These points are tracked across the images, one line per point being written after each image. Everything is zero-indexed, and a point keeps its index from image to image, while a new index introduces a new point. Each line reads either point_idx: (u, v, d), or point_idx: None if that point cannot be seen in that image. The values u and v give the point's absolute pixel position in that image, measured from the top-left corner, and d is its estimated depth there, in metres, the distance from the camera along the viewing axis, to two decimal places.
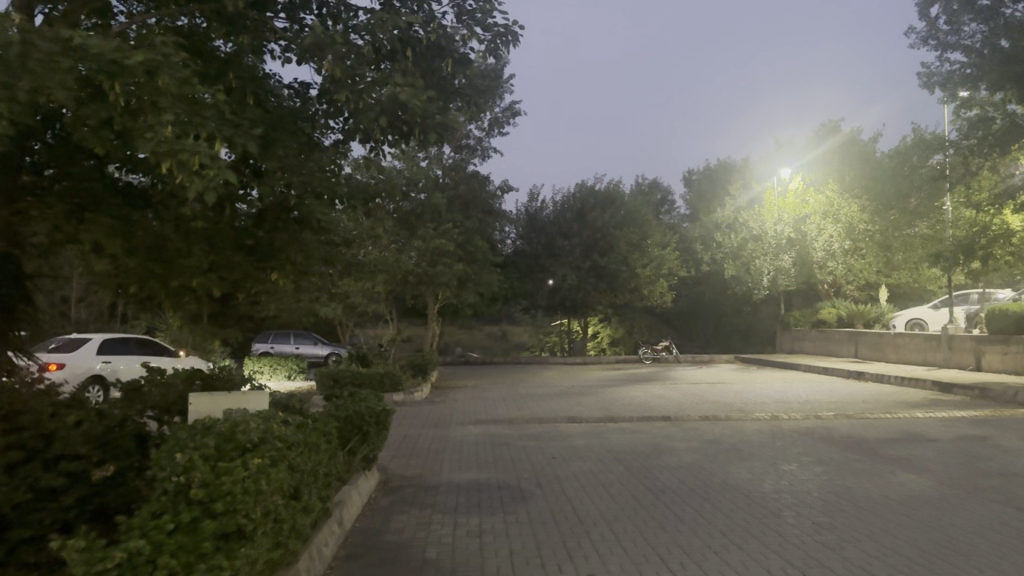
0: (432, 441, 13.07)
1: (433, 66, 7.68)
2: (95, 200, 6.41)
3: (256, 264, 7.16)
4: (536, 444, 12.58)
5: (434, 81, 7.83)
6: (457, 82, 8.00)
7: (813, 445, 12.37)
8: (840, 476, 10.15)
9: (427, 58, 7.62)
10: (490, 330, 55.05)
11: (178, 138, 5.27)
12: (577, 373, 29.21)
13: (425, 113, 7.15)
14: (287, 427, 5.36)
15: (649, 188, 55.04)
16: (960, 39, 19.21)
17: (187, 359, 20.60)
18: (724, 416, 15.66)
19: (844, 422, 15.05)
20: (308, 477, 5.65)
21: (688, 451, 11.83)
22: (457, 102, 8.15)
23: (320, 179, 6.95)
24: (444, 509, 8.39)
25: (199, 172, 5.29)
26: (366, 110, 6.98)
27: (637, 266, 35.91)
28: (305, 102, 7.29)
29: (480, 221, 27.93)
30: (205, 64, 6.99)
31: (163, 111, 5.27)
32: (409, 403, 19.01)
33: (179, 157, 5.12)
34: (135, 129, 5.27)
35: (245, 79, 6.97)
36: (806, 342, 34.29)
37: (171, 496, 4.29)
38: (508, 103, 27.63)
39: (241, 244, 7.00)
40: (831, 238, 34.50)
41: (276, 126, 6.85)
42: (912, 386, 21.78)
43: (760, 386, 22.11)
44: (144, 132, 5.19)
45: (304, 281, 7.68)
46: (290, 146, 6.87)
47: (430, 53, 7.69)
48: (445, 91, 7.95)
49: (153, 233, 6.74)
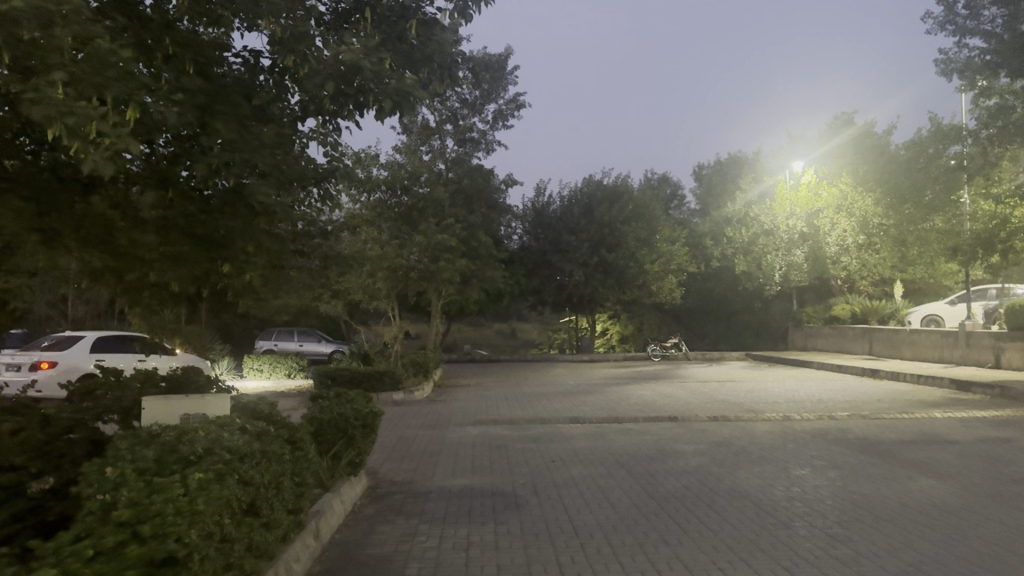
0: (428, 443, 12.54)
1: (395, 29, 7.31)
2: (23, 178, 5.99)
3: (208, 254, 6.49)
4: (536, 447, 12.03)
5: (398, 47, 7.39)
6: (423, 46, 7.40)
7: (826, 448, 11.78)
8: (856, 481, 9.57)
9: (387, 20, 7.29)
10: (498, 327, 54.44)
11: (72, 101, 4.82)
12: (584, 371, 28.62)
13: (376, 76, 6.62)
14: (241, 436, 4.82)
15: (658, 183, 54.30)
16: (979, 24, 18.52)
17: (182, 358, 20.16)
18: (734, 416, 15.09)
19: (858, 422, 14.46)
20: (270, 488, 5.11)
21: (695, 454, 11.25)
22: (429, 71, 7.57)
23: (265, 156, 6.11)
24: (433, 519, 7.85)
25: (95, 141, 4.78)
26: (315, 72, 6.59)
27: (646, 262, 35.41)
28: (252, 71, 6.80)
29: (484, 216, 27.40)
30: (137, 29, 6.19)
31: (52, 68, 4.77)
32: (410, 402, 18.49)
33: (67, 121, 4.59)
34: (23, 93, 4.71)
35: (184, 46, 6.26)
36: (819, 338, 33.61)
37: (96, 517, 3.79)
38: (511, 95, 27.08)
39: (190, 232, 6.36)
40: (844, 232, 33.96)
41: (216, 97, 6.14)
42: (930, 384, 21.09)
43: (771, 385, 21.47)
44: (28, 95, 4.65)
45: (273, 273, 6.97)
46: (232, 119, 6.10)
47: (393, 15, 7.32)
48: (410, 60, 7.39)
49: (98, 216, 6.24)
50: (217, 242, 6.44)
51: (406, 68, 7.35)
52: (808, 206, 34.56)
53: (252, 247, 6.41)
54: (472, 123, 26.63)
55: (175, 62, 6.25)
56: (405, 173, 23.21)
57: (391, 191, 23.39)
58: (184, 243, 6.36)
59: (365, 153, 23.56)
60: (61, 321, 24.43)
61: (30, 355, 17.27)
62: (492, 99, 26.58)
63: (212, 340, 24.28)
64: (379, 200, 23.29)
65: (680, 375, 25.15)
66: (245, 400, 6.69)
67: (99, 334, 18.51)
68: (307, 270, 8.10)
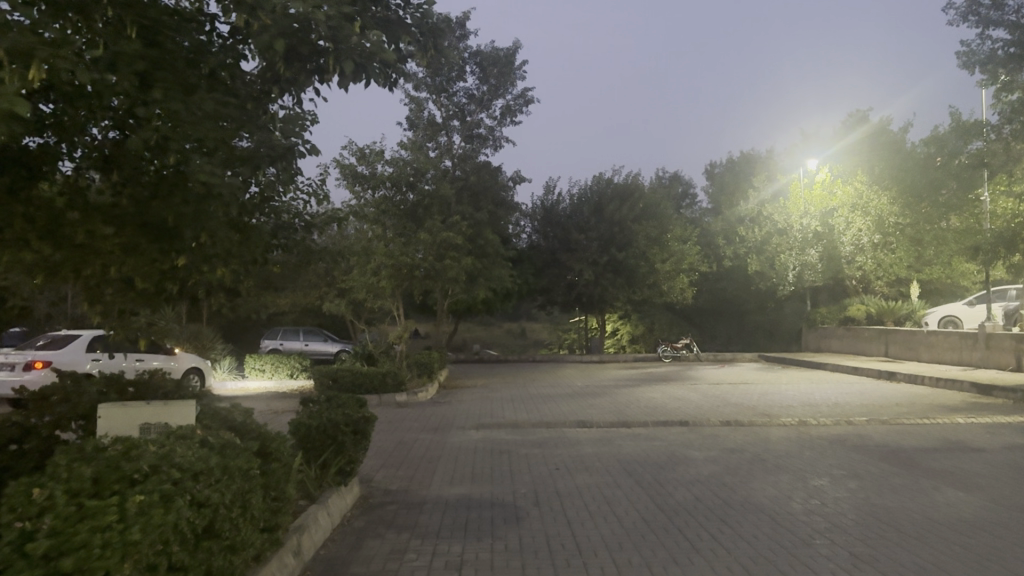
0: (427, 448, 12.01)
1: None
2: None
3: (162, 247, 5.78)
4: (540, 452, 11.53)
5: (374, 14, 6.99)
6: (403, 12, 7.08)
7: (846, 456, 11.18)
8: (878, 493, 8.97)
9: None
10: (507, 327, 53.92)
11: None
12: (594, 372, 28.09)
13: (337, 34, 6.23)
14: (197, 449, 4.30)
15: (670, 181, 53.71)
16: (1004, 15, 17.82)
17: (181, 358, 19.75)
18: (748, 420, 14.50)
19: (877, 428, 13.86)
20: (235, 507, 4.55)
21: (707, 462, 10.69)
22: (408, 39, 7.16)
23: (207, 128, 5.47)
24: (426, 533, 7.32)
25: None
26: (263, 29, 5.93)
27: (657, 261, 34.70)
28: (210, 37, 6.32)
29: (491, 213, 26.85)
30: None
31: None
32: (413, 403, 17.99)
33: None
34: None
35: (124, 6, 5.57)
36: (833, 340, 32.90)
37: (13, 548, 3.29)
38: (520, 90, 26.52)
39: (141, 222, 5.71)
40: (860, 231, 33.55)
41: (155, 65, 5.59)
42: (950, 388, 20.41)
43: (785, 387, 20.89)
44: None
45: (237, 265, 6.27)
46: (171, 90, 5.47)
47: None
48: (388, 23, 7.00)
49: (50, 205, 5.85)
50: (169, 231, 5.78)
51: (381, 32, 6.98)
52: (822, 204, 33.68)
53: (203, 238, 5.65)
54: (480, 119, 26.08)
55: (116, 28, 5.61)
56: (409, 170, 22.81)
57: (396, 188, 23.02)
58: (139, 236, 5.68)
59: (370, 149, 23.14)
60: (61, 320, 24.08)
61: (24, 354, 16.83)
62: (500, 95, 26.03)
63: (213, 339, 23.88)
64: (384, 197, 22.81)
65: (691, 377, 24.61)
66: (220, 409, 6.20)
67: (96, 333, 18.08)
68: (287, 261, 7.65)
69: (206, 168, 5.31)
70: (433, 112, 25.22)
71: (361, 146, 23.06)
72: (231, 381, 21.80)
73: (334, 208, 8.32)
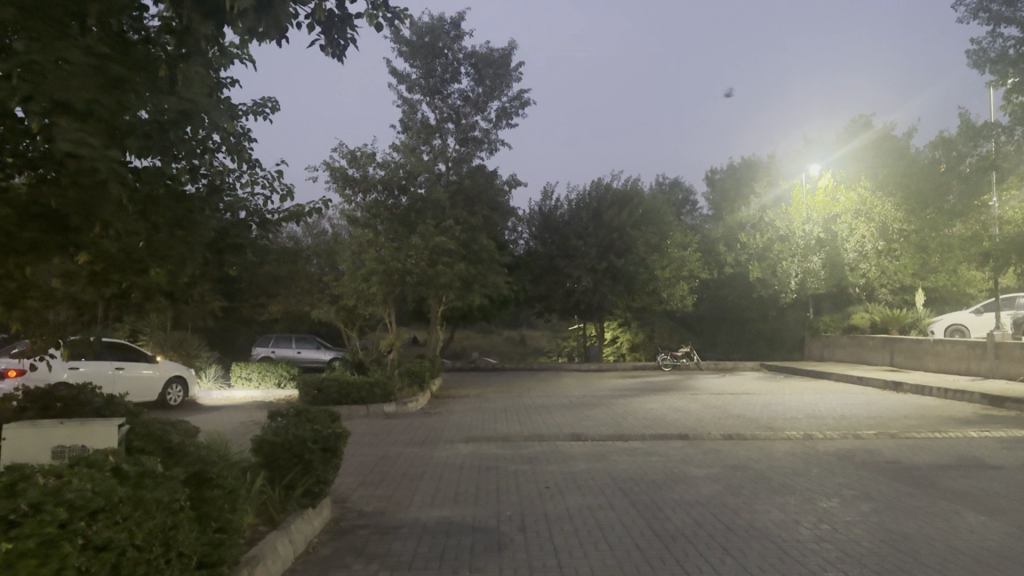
0: (412, 464, 11.29)
1: None
2: None
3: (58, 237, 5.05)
4: (531, 469, 10.83)
5: None
6: None
7: (855, 474, 10.48)
8: (893, 517, 8.28)
9: None
10: (506, 335, 53.25)
11: None
12: (591, 381, 27.37)
13: None
14: (99, 478, 3.61)
15: (671, 187, 53.07)
16: (1015, 12, 17.03)
17: (164, 367, 19.17)
18: (750, 434, 13.80)
19: (886, 442, 13.14)
20: (157, 548, 3.86)
21: (708, 480, 9.98)
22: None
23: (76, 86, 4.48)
24: (396, 564, 6.62)
25: None
26: None
27: (656, 268, 33.99)
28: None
29: (486, 218, 26.03)
30: None
31: None
32: (402, 414, 17.33)
33: None
34: None
35: None
36: (836, 349, 32.19)
37: None
38: (515, 92, 25.84)
39: (37, 210, 5.02)
40: (864, 239, 32.80)
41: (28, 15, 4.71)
42: (959, 399, 19.71)
43: (788, 398, 20.21)
44: None
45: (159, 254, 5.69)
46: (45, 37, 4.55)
47: None
48: None
49: None
50: (63, 220, 5.01)
51: None
52: (825, 210, 33.12)
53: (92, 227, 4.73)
54: (474, 121, 25.41)
55: None
56: (401, 172, 22.45)
57: (387, 191, 22.62)
58: (32, 230, 5.05)
59: (361, 151, 22.55)
60: None
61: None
62: (495, 97, 25.34)
63: (200, 347, 23.27)
64: (375, 201, 22.55)
65: (691, 387, 23.90)
66: (157, 428, 5.53)
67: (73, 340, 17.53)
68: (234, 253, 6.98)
69: (74, 135, 4.38)
70: (427, 114, 24.60)
71: (352, 148, 22.48)
72: (216, 390, 21.15)
73: (317, 199, 7.90)
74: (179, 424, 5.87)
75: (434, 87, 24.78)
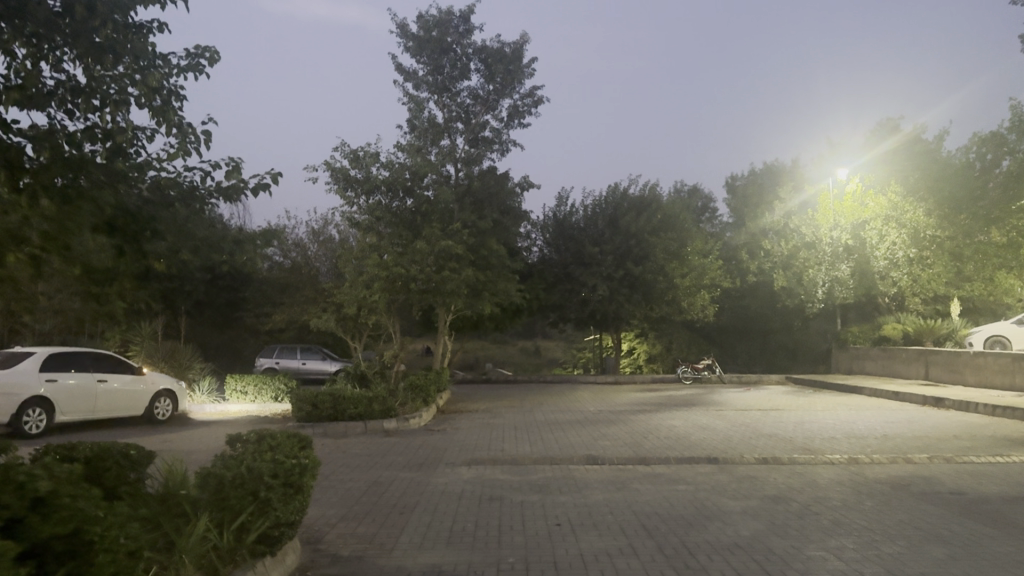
0: (403, 494, 9.85)
1: None
2: None
3: None
4: (540, 500, 9.41)
5: None
6: None
7: (918, 509, 8.99)
8: (975, 568, 6.83)
9: None
10: (522, 346, 51.88)
11: None
12: (609, 395, 25.89)
13: None
14: None
15: (691, 193, 51.49)
16: None
17: (152, 379, 17.93)
18: (788, 457, 12.33)
19: (943, 467, 11.66)
20: None
21: (746, 517, 8.53)
22: None
23: None
24: None
25: None
26: None
27: (676, 276, 32.44)
28: None
29: (497, 224, 24.53)
30: None
31: None
32: (403, 432, 15.98)
33: None
34: None
35: None
36: (866, 361, 30.55)
37: None
38: (527, 89, 24.51)
39: None
40: (894, 245, 31.49)
41: None
42: (1009, 417, 18.10)
43: (822, 415, 18.68)
44: None
45: None
46: None
47: None
48: None
49: None
50: None
51: None
52: (853, 216, 32.26)
53: None
54: (484, 121, 24.08)
55: None
56: (407, 173, 21.07)
57: (391, 193, 21.32)
58: None
59: (364, 151, 21.25)
60: (32, 338, 22.34)
61: None
62: (506, 95, 24.01)
63: (193, 358, 21.95)
64: (378, 203, 21.24)
65: (716, 402, 22.41)
66: (22, 474, 4.23)
67: (50, 350, 16.29)
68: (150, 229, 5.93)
69: None
70: (435, 113, 23.29)
71: (355, 148, 21.16)
72: (210, 404, 19.90)
73: (269, 175, 6.66)
74: (64, 474, 4.53)
75: (443, 84, 23.44)
